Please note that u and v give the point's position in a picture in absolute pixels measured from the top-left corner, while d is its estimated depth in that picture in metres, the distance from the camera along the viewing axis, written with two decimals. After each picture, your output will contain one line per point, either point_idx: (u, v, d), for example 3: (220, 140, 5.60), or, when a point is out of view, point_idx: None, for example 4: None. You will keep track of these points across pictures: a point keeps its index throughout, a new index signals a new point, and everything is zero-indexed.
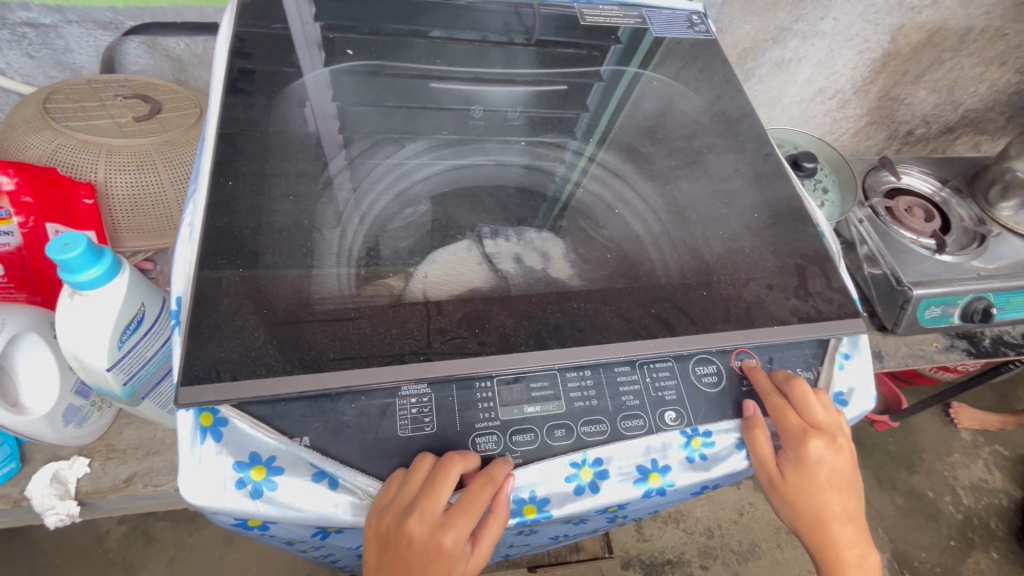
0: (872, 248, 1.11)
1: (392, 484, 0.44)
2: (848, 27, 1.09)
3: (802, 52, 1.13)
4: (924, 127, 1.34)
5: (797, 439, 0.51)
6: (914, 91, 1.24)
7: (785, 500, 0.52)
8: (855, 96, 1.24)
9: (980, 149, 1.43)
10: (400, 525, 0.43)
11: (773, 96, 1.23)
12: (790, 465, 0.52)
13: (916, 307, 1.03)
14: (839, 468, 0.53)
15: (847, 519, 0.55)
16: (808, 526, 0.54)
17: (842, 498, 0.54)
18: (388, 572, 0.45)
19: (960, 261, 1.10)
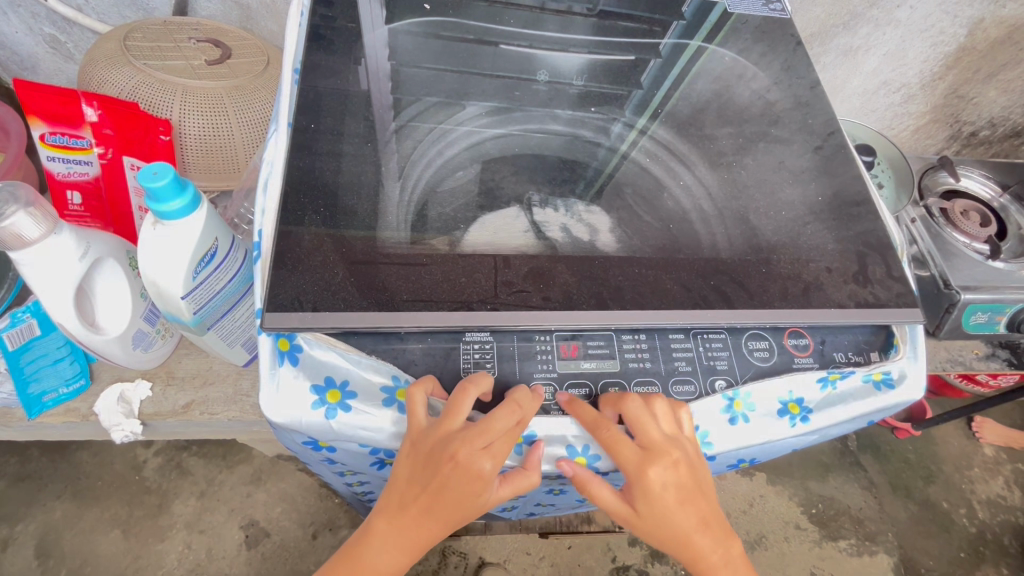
0: (921, 249, 1.09)
1: (419, 405, 0.44)
2: (925, 17, 1.05)
3: (872, 40, 1.09)
4: (989, 129, 1.30)
5: (632, 460, 0.48)
6: (985, 91, 1.20)
7: (635, 521, 0.49)
8: (921, 91, 1.20)
9: None
10: (446, 445, 0.45)
11: (835, 85, 1.19)
12: (635, 484, 0.48)
13: (962, 312, 1.02)
14: (685, 483, 0.49)
15: (710, 533, 0.51)
16: (669, 544, 0.51)
17: (699, 511, 0.50)
18: (420, 491, 0.47)
19: (1012, 269, 1.06)
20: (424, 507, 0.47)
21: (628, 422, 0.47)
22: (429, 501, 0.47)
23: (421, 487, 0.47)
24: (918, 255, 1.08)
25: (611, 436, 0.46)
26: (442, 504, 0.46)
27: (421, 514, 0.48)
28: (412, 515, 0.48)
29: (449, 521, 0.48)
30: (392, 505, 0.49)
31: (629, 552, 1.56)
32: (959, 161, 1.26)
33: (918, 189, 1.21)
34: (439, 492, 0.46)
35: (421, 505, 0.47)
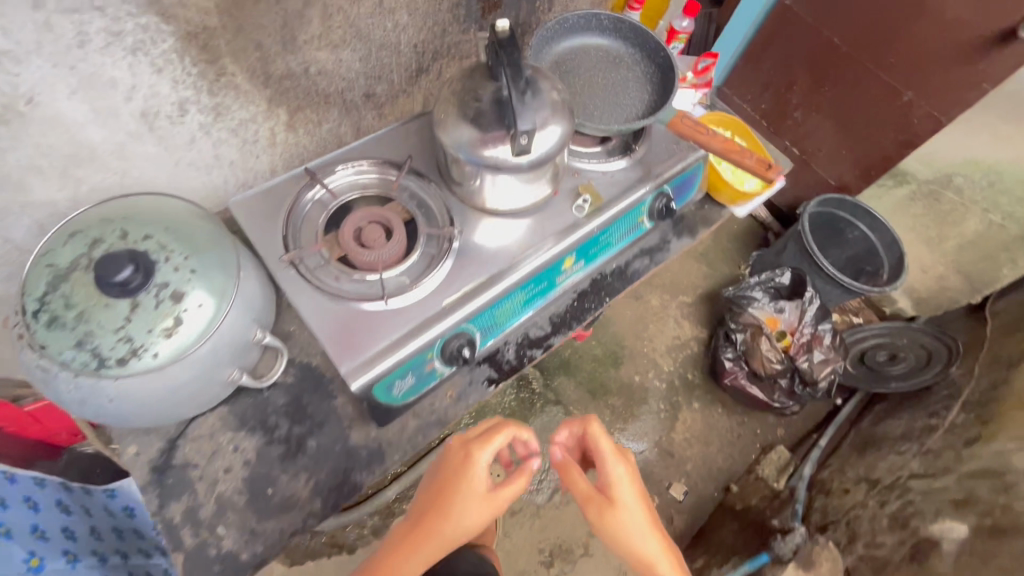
0: (316, 330, 0.78)
1: (452, 450, 0.76)
2: (67, 17, 0.61)
3: (14, 90, 0.63)
4: (383, 83, 1.00)
5: (463, 458, 0.74)
6: (315, 55, 0.86)
7: (462, 469, 0.74)
8: (223, 97, 0.81)
9: None
10: (471, 474, 0.73)
11: (74, 152, 0.73)
12: (460, 467, 0.74)
13: (373, 397, 0.77)
14: (480, 487, 0.72)
15: (629, 511, 0.69)
16: (601, 522, 0.69)
17: (596, 513, 0.70)
18: (438, 494, 0.72)
19: (431, 290, 0.83)
20: (415, 549, 0.70)
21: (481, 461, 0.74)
22: (434, 512, 0.72)
23: (426, 512, 0.72)
24: (318, 340, 0.78)
25: (499, 440, 0.76)
26: (443, 495, 0.72)
27: (407, 549, 0.70)
28: (417, 538, 0.71)
29: (429, 551, 0.71)
30: (407, 535, 0.72)
31: None
32: (321, 162, 0.90)
33: (290, 225, 0.85)
34: (441, 498, 0.72)
35: (420, 538, 0.71)
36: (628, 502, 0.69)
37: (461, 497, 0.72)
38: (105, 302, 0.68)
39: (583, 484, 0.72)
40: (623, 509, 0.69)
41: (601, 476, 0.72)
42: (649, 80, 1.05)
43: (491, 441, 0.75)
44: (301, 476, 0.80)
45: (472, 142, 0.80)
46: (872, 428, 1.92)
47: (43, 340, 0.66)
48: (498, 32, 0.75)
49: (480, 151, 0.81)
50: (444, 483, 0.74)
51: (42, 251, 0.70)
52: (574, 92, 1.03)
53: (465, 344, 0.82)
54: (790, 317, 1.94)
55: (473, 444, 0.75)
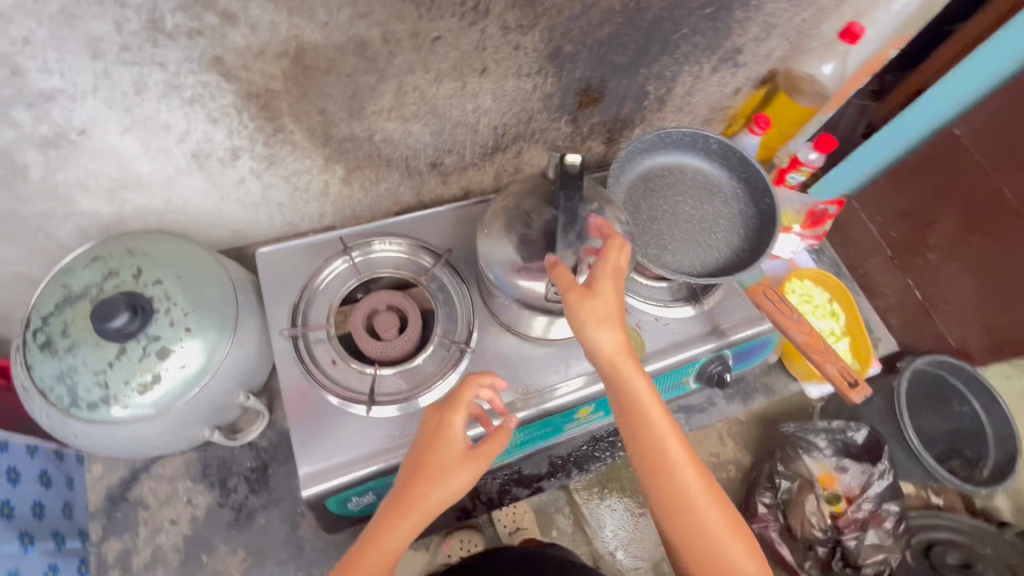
0: (291, 416, 0.73)
1: (423, 416, 0.65)
2: (126, 68, 0.59)
3: (65, 123, 0.62)
4: (453, 155, 0.94)
5: (435, 420, 0.64)
6: (383, 125, 0.81)
7: (432, 436, 0.63)
8: (279, 150, 0.78)
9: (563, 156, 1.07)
10: (445, 425, 0.64)
11: (122, 178, 0.73)
12: (432, 431, 0.64)
13: (324, 507, 0.71)
14: (476, 448, 0.63)
15: (625, 364, 0.63)
16: (616, 394, 0.64)
17: (644, 407, 0.63)
18: (417, 463, 0.62)
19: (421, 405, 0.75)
20: (406, 516, 0.60)
21: (455, 409, 0.64)
22: (418, 480, 0.61)
23: (408, 477, 0.62)
24: (289, 427, 0.73)
25: (466, 391, 0.65)
26: (427, 462, 0.62)
27: (397, 518, 0.60)
28: (401, 511, 0.60)
29: (420, 518, 0.60)
30: (391, 513, 0.60)
31: None
32: (362, 232, 0.87)
33: (308, 292, 0.81)
34: (426, 461, 0.62)
35: (407, 501, 0.60)
36: (610, 293, 0.64)
37: (434, 440, 0.63)
38: (96, 342, 0.67)
39: (590, 349, 0.64)
40: (605, 299, 0.63)
41: (595, 271, 0.65)
42: (744, 224, 0.91)
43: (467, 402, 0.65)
44: None
45: (508, 266, 0.72)
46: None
47: (32, 362, 0.67)
48: (565, 165, 0.65)
49: (515, 279, 0.72)
50: (417, 454, 0.63)
51: (63, 269, 0.71)
52: (652, 219, 0.92)
53: None
54: (851, 483, 1.18)
55: (442, 404, 0.65)
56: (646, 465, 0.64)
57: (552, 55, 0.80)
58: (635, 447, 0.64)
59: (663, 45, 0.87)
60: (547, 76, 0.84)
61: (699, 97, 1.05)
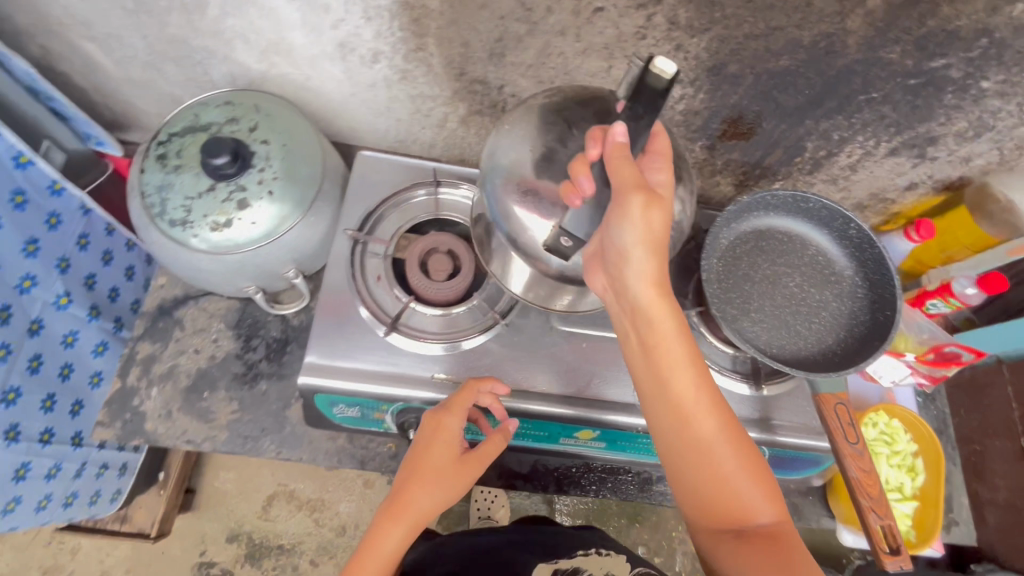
0: (322, 305, 0.76)
1: (422, 417, 0.70)
2: None
3: None
4: None
5: (433, 424, 0.69)
6: (517, 80, 0.80)
7: (428, 439, 0.69)
8: (414, 67, 0.80)
9: None
10: (441, 432, 0.68)
11: (277, 42, 0.79)
12: (429, 433, 0.69)
13: (310, 400, 0.74)
14: (469, 459, 0.70)
15: (661, 296, 0.57)
16: (644, 323, 0.58)
17: (673, 347, 0.57)
18: (417, 465, 0.69)
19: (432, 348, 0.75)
20: (407, 511, 0.68)
21: (451, 416, 0.69)
22: (419, 483, 0.68)
23: (409, 479, 0.69)
24: (315, 315, 0.76)
25: (462, 400, 0.69)
26: (426, 470, 0.69)
27: (399, 511, 0.68)
28: (403, 507, 0.68)
29: (421, 511, 0.69)
30: (394, 509, 0.68)
31: (222, 548, 1.53)
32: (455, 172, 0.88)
33: (384, 205, 0.84)
34: (424, 468, 0.69)
35: (408, 501, 0.68)
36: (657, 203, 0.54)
37: (434, 442, 0.69)
38: (197, 172, 0.74)
39: (621, 265, 0.58)
40: (664, 211, 0.55)
41: (654, 174, 0.58)
42: (847, 327, 0.79)
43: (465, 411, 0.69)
44: (234, 403, 0.82)
45: (512, 179, 0.61)
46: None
47: (145, 167, 0.75)
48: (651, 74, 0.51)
49: (512, 199, 0.61)
50: (416, 459, 0.69)
51: (201, 102, 0.79)
52: (747, 278, 0.83)
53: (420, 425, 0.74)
54: None
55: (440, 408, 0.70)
56: (665, 401, 0.58)
57: (713, 70, 0.74)
58: (652, 374, 0.59)
59: (842, 103, 0.77)
60: (699, 90, 0.78)
61: (860, 175, 0.92)
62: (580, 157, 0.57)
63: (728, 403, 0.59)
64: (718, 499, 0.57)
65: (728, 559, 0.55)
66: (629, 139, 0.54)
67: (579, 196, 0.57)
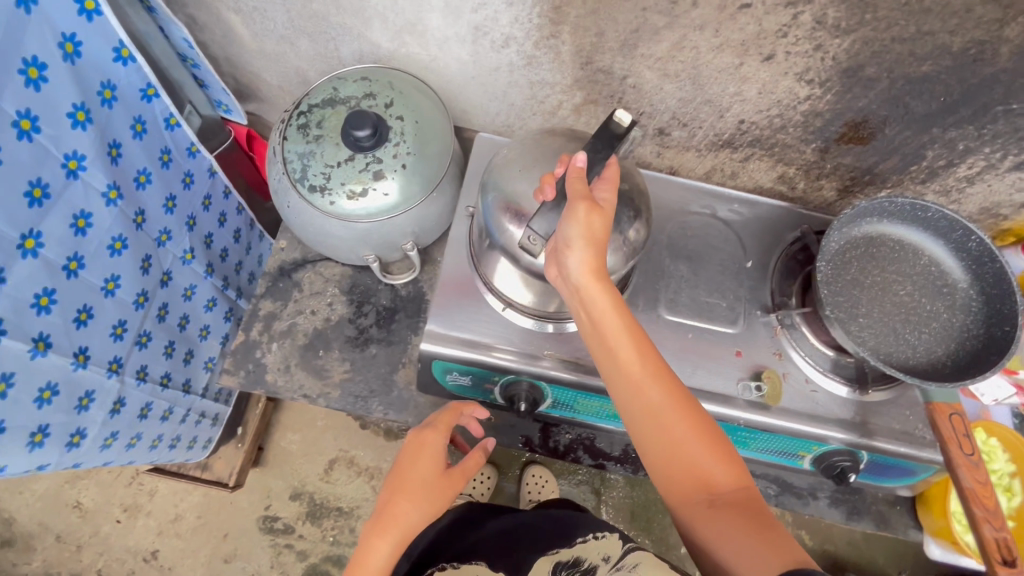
0: (445, 278, 0.80)
1: (407, 436, 0.73)
2: None
3: None
4: (683, 130, 0.92)
5: (418, 440, 0.73)
6: (643, 71, 0.82)
7: (415, 454, 0.72)
8: (542, 54, 0.83)
9: (788, 181, 0.99)
10: (428, 445, 0.72)
11: (413, 22, 0.82)
12: (414, 449, 0.72)
13: (428, 365, 0.78)
14: (452, 471, 0.73)
15: (593, 282, 0.63)
16: (585, 312, 0.65)
17: (619, 334, 0.63)
18: (402, 477, 0.70)
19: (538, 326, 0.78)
20: (396, 522, 0.67)
21: (437, 432, 0.73)
22: (408, 491, 0.69)
23: (395, 491, 0.69)
24: (438, 286, 0.80)
25: (445, 417, 0.74)
26: (414, 480, 0.70)
27: (387, 525, 0.67)
28: (388, 521, 0.67)
29: (410, 525, 0.68)
30: (381, 525, 0.67)
31: (285, 504, 1.60)
32: None
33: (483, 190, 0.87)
34: (411, 477, 0.70)
35: (394, 513, 0.68)
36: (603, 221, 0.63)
37: (420, 454, 0.72)
38: (337, 142, 0.78)
39: (564, 264, 0.64)
40: (604, 217, 0.63)
41: (599, 191, 0.66)
42: (959, 340, 0.79)
43: (447, 426, 0.74)
44: (346, 363, 0.87)
45: (506, 199, 0.70)
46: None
47: (287, 134, 0.80)
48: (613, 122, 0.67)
49: (505, 219, 0.69)
50: (402, 471, 0.71)
51: (339, 76, 0.83)
52: (855, 283, 0.83)
53: (528, 398, 0.77)
54: None
55: (424, 426, 0.74)
56: (616, 375, 0.63)
57: (849, 71, 0.74)
58: (605, 358, 0.64)
59: (978, 112, 0.76)
60: (828, 91, 0.78)
61: (977, 188, 0.90)
62: (546, 176, 0.67)
63: (670, 374, 0.63)
64: (679, 470, 0.60)
65: (705, 521, 0.58)
66: (588, 165, 0.64)
67: (546, 194, 0.65)
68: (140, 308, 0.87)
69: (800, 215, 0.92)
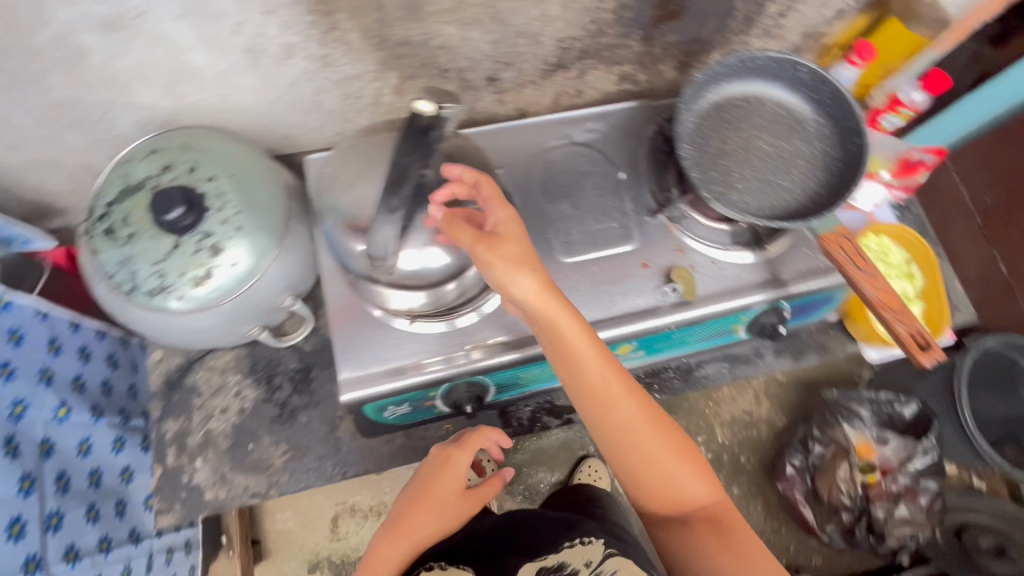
0: (335, 321, 0.74)
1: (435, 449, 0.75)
2: None
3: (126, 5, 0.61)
4: (511, 70, 0.88)
5: (444, 455, 0.74)
6: (442, 29, 0.76)
7: (439, 468, 0.73)
8: (334, 50, 0.75)
9: (631, 80, 0.98)
10: (453, 460, 0.73)
11: (180, 69, 0.72)
12: (439, 463, 0.73)
13: (361, 412, 0.74)
14: (476, 494, 0.74)
15: (548, 306, 0.59)
16: (546, 335, 0.62)
17: (585, 359, 0.61)
18: (421, 492, 0.72)
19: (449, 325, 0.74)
20: (405, 536, 0.68)
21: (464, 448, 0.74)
22: (422, 506, 0.70)
23: (413, 502, 0.71)
24: (334, 332, 0.73)
25: (471, 438, 0.75)
26: (433, 492, 0.71)
27: (397, 539, 0.68)
28: (398, 534, 0.69)
29: (419, 537, 0.69)
30: (391, 535, 0.69)
31: None
32: None
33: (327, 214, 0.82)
34: (431, 490, 0.71)
35: (407, 527, 0.69)
36: (518, 238, 0.60)
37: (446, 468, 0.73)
38: (154, 232, 0.69)
39: (511, 294, 0.60)
40: (515, 242, 0.59)
41: (493, 215, 0.61)
42: (824, 167, 0.83)
43: (474, 448, 0.74)
44: (283, 444, 0.82)
45: (344, 222, 0.67)
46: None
47: (96, 247, 0.70)
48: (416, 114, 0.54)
49: (351, 239, 0.67)
50: (421, 484, 0.72)
51: (123, 159, 0.72)
52: (722, 153, 0.84)
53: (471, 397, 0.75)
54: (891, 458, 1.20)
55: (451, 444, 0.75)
56: (581, 393, 0.62)
57: None
58: (572, 380, 0.62)
59: None
60: None
61: (792, 20, 0.93)
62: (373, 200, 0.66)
63: (642, 391, 0.63)
64: (655, 489, 0.63)
65: (679, 538, 0.63)
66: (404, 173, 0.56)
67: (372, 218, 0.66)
68: (35, 491, 0.72)
69: (651, 108, 0.91)
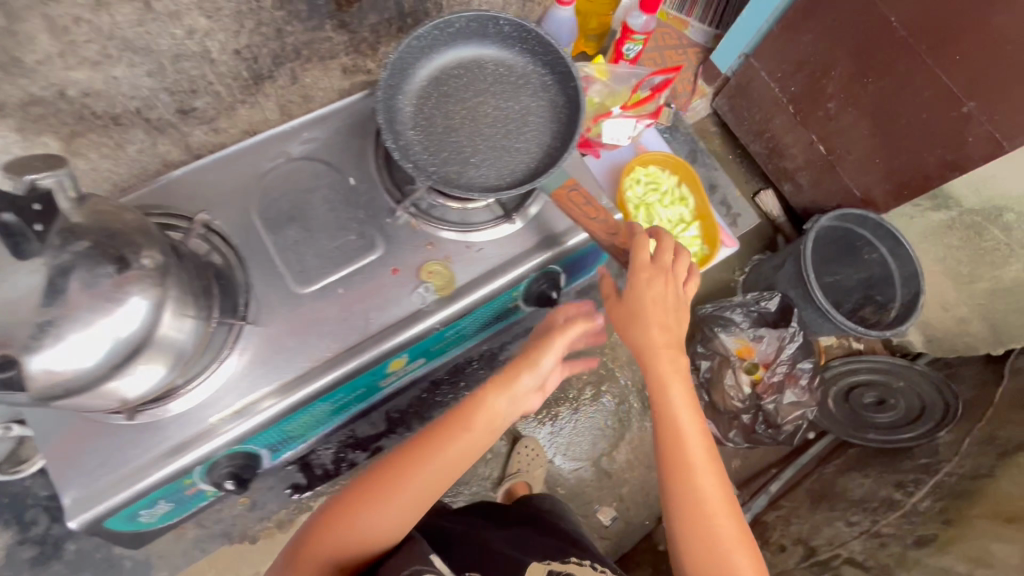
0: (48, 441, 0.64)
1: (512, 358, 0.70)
2: None
3: None
4: (202, 96, 0.78)
5: (509, 372, 0.69)
6: (69, 77, 0.64)
7: (491, 386, 0.68)
8: None
9: (360, 71, 0.90)
10: (518, 368, 0.69)
11: None
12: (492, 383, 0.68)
13: (109, 527, 0.66)
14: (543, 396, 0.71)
15: (676, 380, 0.71)
16: (663, 418, 0.71)
17: (694, 421, 0.70)
18: (447, 427, 0.67)
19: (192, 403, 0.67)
20: (403, 485, 0.64)
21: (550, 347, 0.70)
22: (436, 442, 0.66)
23: (424, 444, 0.66)
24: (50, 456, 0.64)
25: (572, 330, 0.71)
26: (459, 419, 0.67)
27: (398, 485, 0.64)
28: (399, 483, 0.64)
29: (423, 487, 0.65)
30: (380, 483, 0.65)
31: None
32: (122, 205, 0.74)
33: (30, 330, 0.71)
34: (460, 416, 0.68)
35: (408, 473, 0.65)
36: (668, 288, 0.72)
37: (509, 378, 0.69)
38: None
39: (626, 335, 0.73)
40: (668, 285, 0.72)
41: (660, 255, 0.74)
42: (554, 118, 0.80)
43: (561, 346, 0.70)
44: None
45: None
46: (834, 475, 1.34)
47: None
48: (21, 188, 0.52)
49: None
50: (453, 417, 0.68)
51: None
52: (449, 129, 0.78)
53: (234, 470, 0.70)
54: (767, 351, 1.33)
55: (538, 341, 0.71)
56: (676, 457, 0.68)
57: None
58: (667, 432, 0.70)
59: None
60: None
61: None
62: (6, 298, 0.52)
63: (722, 467, 0.69)
64: (720, 573, 0.63)
65: None
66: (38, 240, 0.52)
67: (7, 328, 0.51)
68: None
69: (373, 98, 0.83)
